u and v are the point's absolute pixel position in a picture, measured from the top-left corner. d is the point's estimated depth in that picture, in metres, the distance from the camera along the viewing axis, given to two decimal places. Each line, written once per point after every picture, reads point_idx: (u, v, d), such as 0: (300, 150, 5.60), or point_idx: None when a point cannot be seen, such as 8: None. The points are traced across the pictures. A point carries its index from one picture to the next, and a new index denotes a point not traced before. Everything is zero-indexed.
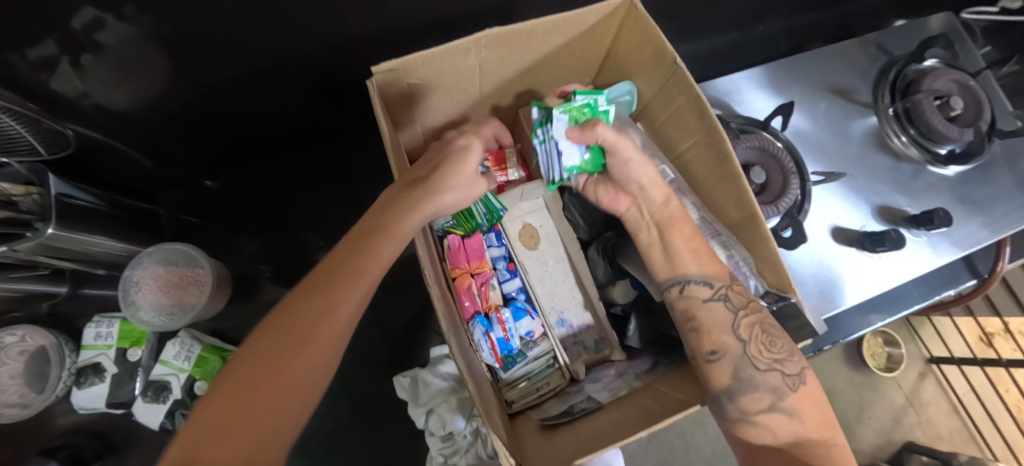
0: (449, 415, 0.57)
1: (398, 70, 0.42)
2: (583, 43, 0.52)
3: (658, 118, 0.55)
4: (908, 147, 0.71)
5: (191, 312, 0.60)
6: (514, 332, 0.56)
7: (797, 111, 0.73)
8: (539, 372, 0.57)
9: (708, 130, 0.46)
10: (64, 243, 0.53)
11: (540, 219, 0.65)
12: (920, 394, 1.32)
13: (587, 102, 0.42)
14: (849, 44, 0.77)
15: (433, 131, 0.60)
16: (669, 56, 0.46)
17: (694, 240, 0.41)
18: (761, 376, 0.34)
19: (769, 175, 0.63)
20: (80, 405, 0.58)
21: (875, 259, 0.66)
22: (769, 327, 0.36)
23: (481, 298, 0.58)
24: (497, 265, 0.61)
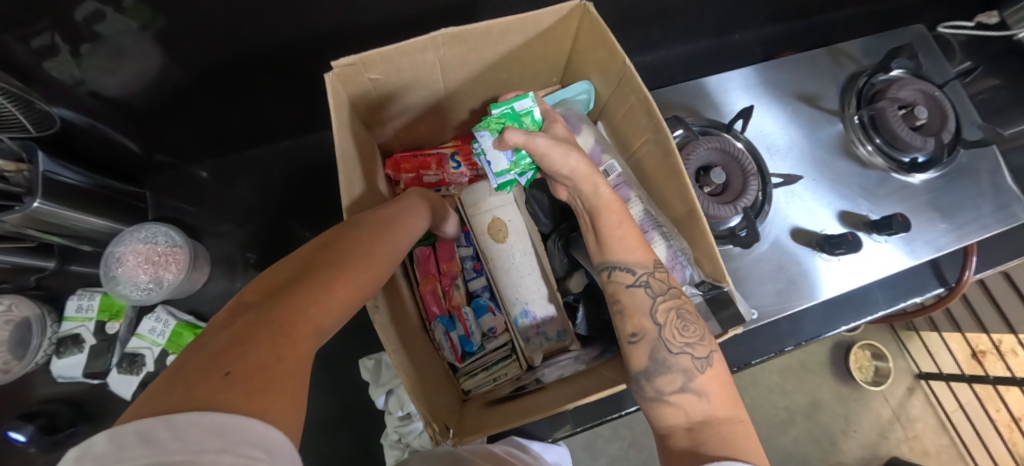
0: (407, 395, 0.59)
1: (357, 64, 0.45)
2: (543, 42, 0.54)
3: (614, 117, 0.57)
4: (873, 155, 0.73)
5: (165, 289, 0.62)
6: (474, 329, 0.59)
7: (766, 116, 0.75)
8: (497, 363, 0.58)
9: (655, 128, 0.48)
10: (47, 218, 0.57)
11: (509, 213, 0.64)
12: (907, 409, 1.31)
13: (503, 113, 0.48)
14: (820, 53, 0.79)
15: (403, 126, 0.63)
16: (619, 57, 0.49)
17: (624, 228, 0.44)
18: (673, 358, 0.38)
19: (729, 176, 0.65)
20: (58, 373, 0.61)
21: (834, 261, 0.67)
22: (684, 313, 0.40)
23: (444, 298, 0.61)
24: (465, 264, 0.64)
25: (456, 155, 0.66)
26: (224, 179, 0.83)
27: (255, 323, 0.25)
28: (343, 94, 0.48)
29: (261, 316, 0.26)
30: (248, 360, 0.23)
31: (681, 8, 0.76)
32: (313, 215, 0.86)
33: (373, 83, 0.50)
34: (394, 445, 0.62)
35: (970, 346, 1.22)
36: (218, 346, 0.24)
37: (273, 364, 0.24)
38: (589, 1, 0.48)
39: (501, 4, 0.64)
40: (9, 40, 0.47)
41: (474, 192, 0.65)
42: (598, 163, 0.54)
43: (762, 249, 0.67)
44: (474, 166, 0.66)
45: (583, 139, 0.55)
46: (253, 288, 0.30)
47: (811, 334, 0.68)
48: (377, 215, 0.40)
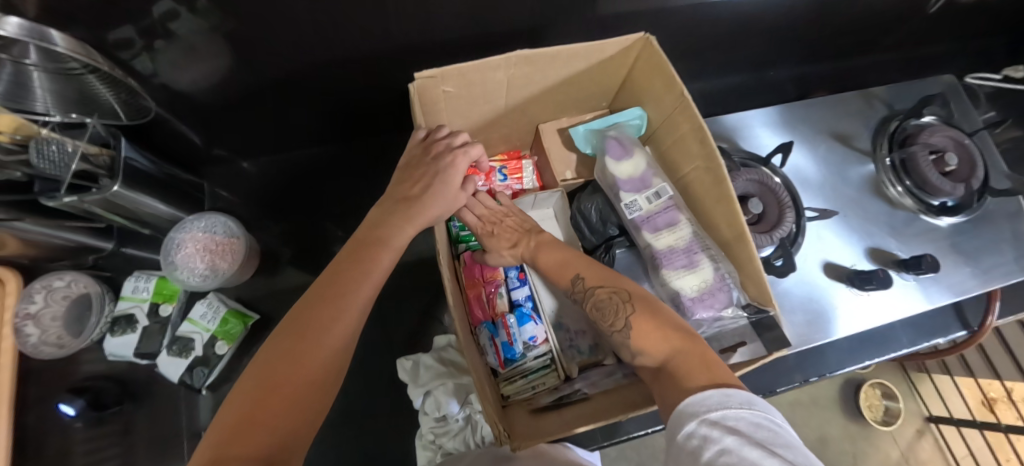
0: (445, 398, 0.60)
1: (437, 77, 0.50)
2: (602, 70, 0.58)
3: (663, 144, 0.60)
4: (903, 196, 0.75)
5: (222, 277, 0.65)
6: (517, 337, 0.59)
7: (800, 151, 0.78)
8: (536, 372, 0.59)
9: (708, 156, 0.51)
10: (121, 201, 0.60)
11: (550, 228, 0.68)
12: (916, 451, 1.30)
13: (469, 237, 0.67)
14: (853, 94, 0.83)
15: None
16: (677, 87, 0.52)
17: (546, 257, 0.54)
18: (617, 338, 0.44)
19: (765, 207, 0.67)
20: (111, 351, 0.63)
21: (864, 296, 0.69)
22: (600, 303, 0.46)
23: (489, 305, 0.63)
24: (509, 272, 0.65)
25: (503, 169, 0.71)
26: (270, 176, 0.87)
27: (275, 367, 0.34)
28: (419, 103, 0.52)
29: (261, 385, 0.33)
30: (248, 446, 0.29)
31: (723, 44, 0.80)
32: (350, 216, 0.88)
33: (445, 95, 0.54)
34: (427, 445, 0.63)
35: (982, 393, 1.23)
36: (225, 427, 0.30)
37: (270, 447, 0.30)
38: (652, 35, 0.52)
39: (559, 29, 0.67)
40: (91, 34, 0.49)
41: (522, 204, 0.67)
42: (648, 186, 0.56)
43: (792, 280, 0.69)
44: (519, 180, 0.72)
45: (635, 162, 0.58)
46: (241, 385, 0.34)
47: (840, 368, 0.69)
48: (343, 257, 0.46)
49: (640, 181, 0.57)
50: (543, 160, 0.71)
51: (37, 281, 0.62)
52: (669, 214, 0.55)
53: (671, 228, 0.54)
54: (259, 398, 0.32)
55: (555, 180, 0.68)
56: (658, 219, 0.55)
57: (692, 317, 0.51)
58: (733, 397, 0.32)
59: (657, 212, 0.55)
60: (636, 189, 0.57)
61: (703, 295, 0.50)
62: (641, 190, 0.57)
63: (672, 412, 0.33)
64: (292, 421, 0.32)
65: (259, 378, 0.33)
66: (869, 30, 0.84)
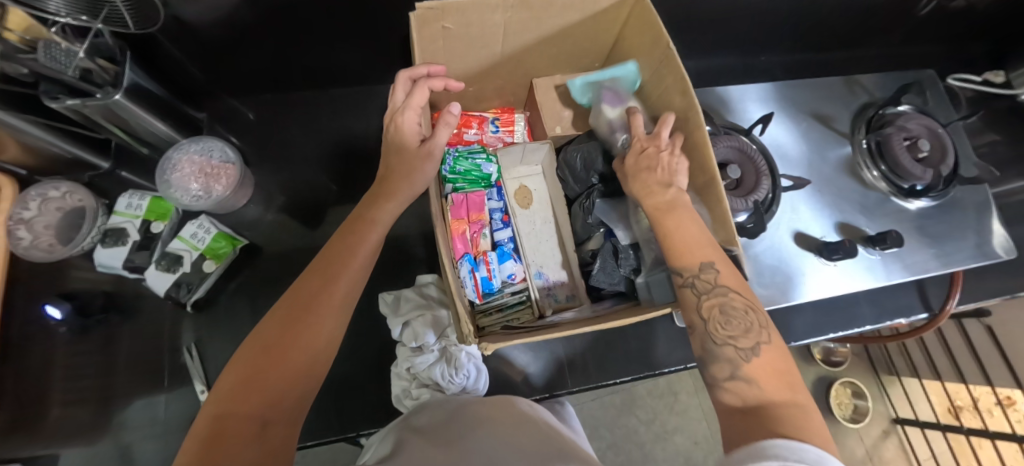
0: (423, 328, 0.63)
1: (438, 10, 0.52)
2: (596, 22, 0.61)
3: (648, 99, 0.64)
4: (878, 180, 0.78)
5: (213, 197, 0.66)
6: (496, 273, 0.63)
7: (783, 129, 0.81)
8: (512, 307, 0.63)
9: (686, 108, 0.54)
10: (121, 111, 0.61)
11: (536, 184, 0.73)
12: (881, 451, 1.39)
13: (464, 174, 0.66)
14: (838, 80, 0.86)
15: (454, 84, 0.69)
16: (663, 41, 0.55)
17: (681, 226, 0.48)
18: (719, 349, 0.41)
19: (743, 173, 0.70)
20: (101, 263, 0.65)
21: (830, 268, 0.72)
22: (727, 309, 0.43)
23: (471, 243, 0.65)
24: (493, 216, 0.68)
25: (496, 120, 0.74)
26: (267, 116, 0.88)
27: (273, 336, 0.39)
28: (417, 34, 0.54)
29: (259, 351, 0.38)
30: (247, 404, 0.35)
31: (719, 23, 0.82)
32: (343, 159, 0.84)
33: (444, 32, 0.57)
34: (402, 375, 0.65)
35: (949, 399, 1.23)
36: (231, 385, 0.36)
37: (266, 405, 0.36)
38: None
39: None
40: None
41: (509, 152, 0.69)
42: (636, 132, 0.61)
43: (763, 246, 0.72)
44: (511, 133, 0.74)
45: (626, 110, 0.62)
46: (248, 344, 0.40)
47: (800, 337, 0.73)
48: (345, 230, 0.50)
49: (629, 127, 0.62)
50: (534, 114, 0.74)
51: (32, 191, 0.64)
52: None
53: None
54: (260, 361, 0.38)
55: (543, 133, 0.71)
56: None
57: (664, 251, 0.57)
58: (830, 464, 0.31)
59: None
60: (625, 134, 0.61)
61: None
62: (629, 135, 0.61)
63: (746, 445, 0.33)
64: (287, 384, 0.38)
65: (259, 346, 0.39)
66: (860, 21, 0.87)
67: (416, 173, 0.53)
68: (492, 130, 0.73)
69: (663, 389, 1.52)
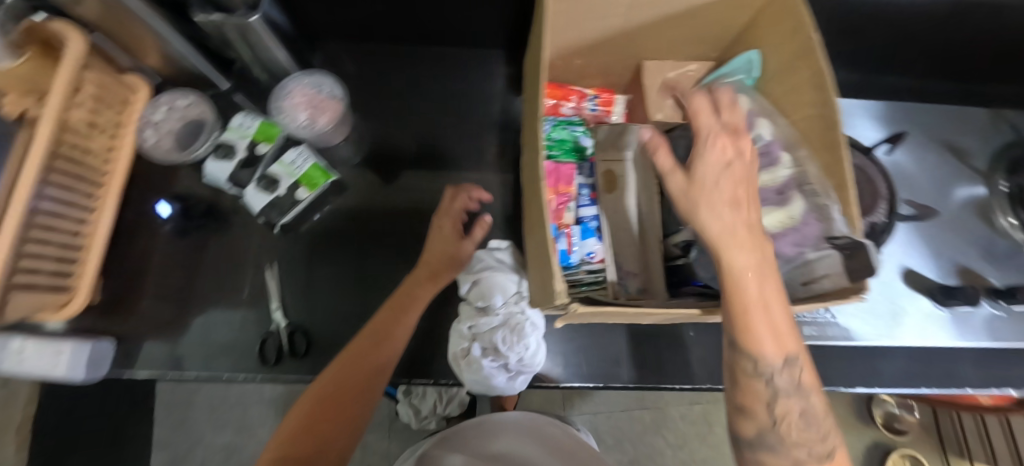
0: (494, 289, 0.64)
1: None
2: (732, 4, 0.57)
3: (773, 92, 0.60)
4: (1015, 229, 0.69)
5: (315, 128, 0.69)
6: (576, 249, 0.62)
7: (907, 154, 0.74)
8: (586, 286, 0.60)
9: (824, 100, 0.49)
10: (252, 33, 0.63)
11: (626, 167, 0.66)
12: None
13: (560, 142, 0.68)
14: (979, 112, 0.77)
15: (563, 54, 0.68)
16: (806, 29, 0.51)
17: (766, 286, 0.36)
18: (784, 449, 0.37)
19: (859, 192, 0.65)
20: (208, 173, 0.69)
21: (942, 315, 0.65)
22: (809, 414, 0.37)
23: (555, 214, 0.64)
24: (580, 192, 0.66)
25: (596, 98, 0.74)
26: None
27: (326, 391, 0.54)
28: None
29: (313, 413, 0.53)
30: (304, 446, 0.51)
31: None
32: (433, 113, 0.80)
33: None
34: (463, 335, 0.64)
35: None
36: (298, 430, 0.52)
37: (314, 450, 0.51)
38: None
39: None
40: None
41: (606, 133, 0.67)
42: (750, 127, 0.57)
43: None
44: (609, 112, 0.75)
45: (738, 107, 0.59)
46: (308, 394, 0.55)
47: (894, 385, 0.62)
48: (398, 295, 0.63)
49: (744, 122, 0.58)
50: (637, 97, 0.71)
51: (162, 98, 0.71)
52: (771, 153, 0.55)
53: (770, 169, 0.54)
54: (314, 424, 0.53)
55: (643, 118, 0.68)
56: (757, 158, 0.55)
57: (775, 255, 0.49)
58: None
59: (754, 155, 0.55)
60: None
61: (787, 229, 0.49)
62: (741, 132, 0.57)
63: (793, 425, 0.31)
64: (337, 443, 0.53)
65: (310, 412, 0.53)
66: None
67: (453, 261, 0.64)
68: (589, 107, 0.73)
69: (699, 415, 1.44)
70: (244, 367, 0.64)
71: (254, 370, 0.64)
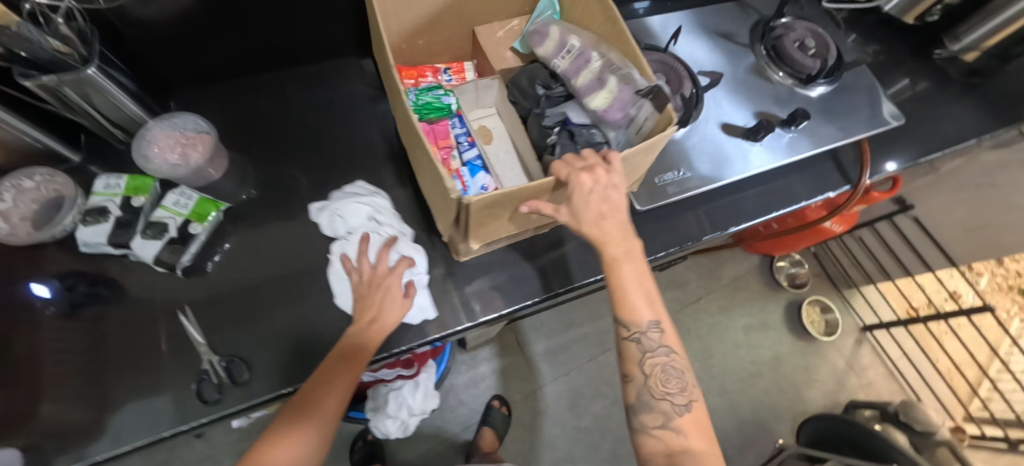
0: (378, 241, 0.71)
1: None
2: None
3: (575, 15, 0.75)
4: (784, 78, 0.92)
5: (189, 164, 0.71)
6: (470, 184, 0.70)
7: (695, 46, 0.94)
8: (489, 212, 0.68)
9: (604, 7, 0.66)
10: (89, 85, 0.62)
11: (493, 123, 0.81)
12: (858, 358, 1.69)
13: (438, 104, 0.75)
14: (731, 5, 1.01)
15: (404, 36, 0.78)
16: None
17: (651, 301, 0.60)
18: (658, 402, 0.58)
19: (668, 79, 0.85)
20: (83, 242, 0.66)
21: (759, 148, 0.84)
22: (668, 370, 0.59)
23: (443, 163, 0.70)
24: (459, 140, 0.74)
25: (448, 71, 0.83)
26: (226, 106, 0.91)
27: (277, 434, 0.58)
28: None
29: (266, 441, 0.58)
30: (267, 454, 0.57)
31: None
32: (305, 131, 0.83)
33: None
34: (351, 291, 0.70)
35: (906, 301, 1.67)
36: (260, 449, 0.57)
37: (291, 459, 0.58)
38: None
39: None
40: None
41: (465, 92, 0.78)
42: (563, 46, 0.71)
43: (696, 138, 0.83)
44: (462, 79, 0.84)
45: (551, 35, 0.73)
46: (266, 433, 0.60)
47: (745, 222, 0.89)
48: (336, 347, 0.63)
49: (558, 45, 0.72)
50: (482, 60, 0.82)
51: (4, 181, 0.65)
52: (584, 58, 0.70)
53: (587, 67, 0.69)
54: (271, 437, 0.58)
55: (492, 72, 0.79)
56: (577, 64, 0.70)
57: (613, 122, 0.67)
58: (677, 400, 0.58)
59: (575, 62, 0.70)
60: (556, 52, 0.72)
61: (613, 101, 0.65)
62: (559, 54, 0.72)
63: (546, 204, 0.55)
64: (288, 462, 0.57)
65: (264, 440, 0.58)
66: None
67: (392, 313, 0.64)
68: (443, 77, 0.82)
69: None
70: (183, 415, 0.62)
71: (195, 414, 0.62)
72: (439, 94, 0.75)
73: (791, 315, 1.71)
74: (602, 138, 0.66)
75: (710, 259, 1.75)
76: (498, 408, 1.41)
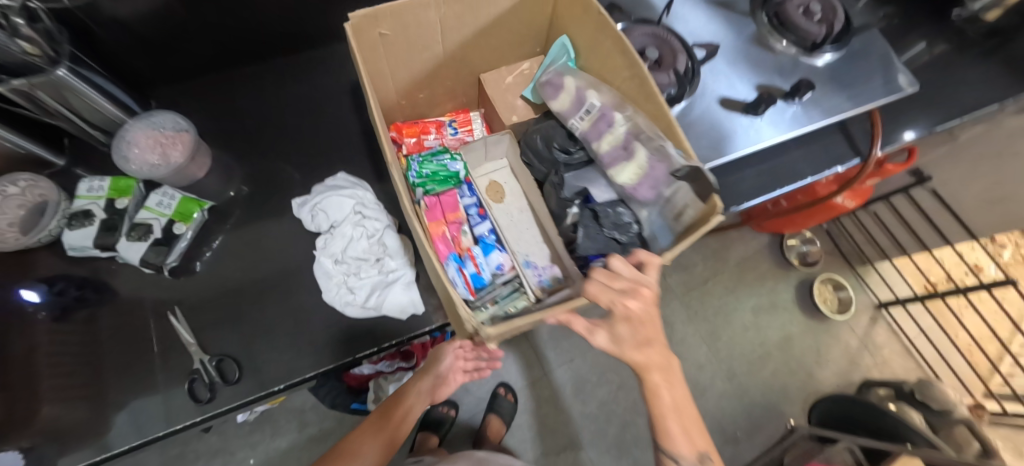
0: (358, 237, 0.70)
1: (371, 16, 0.59)
2: (525, 8, 0.72)
3: (597, 66, 0.74)
4: (789, 48, 0.86)
5: (169, 163, 0.68)
6: (484, 265, 0.75)
7: (690, 18, 0.89)
8: (507, 293, 0.73)
9: (627, 64, 0.64)
10: (64, 87, 0.62)
11: (504, 178, 0.87)
12: (872, 337, 1.65)
13: (444, 172, 0.79)
14: None
15: (404, 93, 0.82)
16: (593, 7, 0.64)
17: (688, 435, 0.56)
18: None
19: (661, 53, 0.83)
20: (71, 247, 0.66)
21: (760, 123, 0.79)
22: None
23: (454, 242, 0.75)
24: (470, 211, 0.80)
25: (453, 123, 0.88)
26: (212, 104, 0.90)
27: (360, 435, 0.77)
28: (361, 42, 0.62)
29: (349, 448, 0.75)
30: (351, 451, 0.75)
31: None
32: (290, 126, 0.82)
33: (381, 37, 0.65)
34: (341, 287, 0.68)
35: (924, 276, 1.59)
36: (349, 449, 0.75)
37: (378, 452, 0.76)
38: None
39: None
40: None
41: (474, 150, 0.82)
42: (583, 106, 0.73)
43: (691, 114, 0.80)
44: (469, 131, 0.89)
45: (568, 92, 0.75)
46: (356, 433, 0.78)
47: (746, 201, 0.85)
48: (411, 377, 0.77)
49: (578, 102, 0.74)
50: (488, 108, 0.87)
51: None
52: (606, 119, 0.72)
53: (611, 130, 0.71)
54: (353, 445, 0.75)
55: (504, 124, 0.82)
56: (601, 125, 0.72)
57: (644, 198, 0.68)
58: None
59: (595, 124, 0.73)
60: (576, 110, 0.74)
61: (641, 179, 0.67)
62: (578, 112, 0.74)
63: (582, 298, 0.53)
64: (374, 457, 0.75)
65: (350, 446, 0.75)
66: None
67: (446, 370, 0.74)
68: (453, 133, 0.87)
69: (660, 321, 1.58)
70: (177, 416, 0.62)
71: (189, 414, 0.62)
72: (443, 156, 0.79)
73: (801, 294, 1.67)
74: (630, 217, 0.70)
75: (717, 240, 1.71)
76: (504, 396, 1.42)
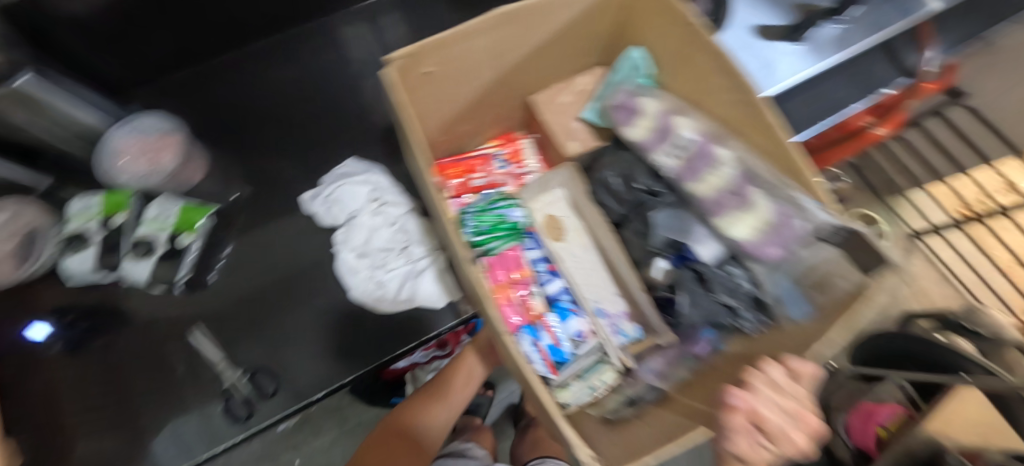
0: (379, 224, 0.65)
1: (413, 55, 0.43)
2: (595, 14, 0.58)
3: (682, 86, 0.59)
4: None
5: (162, 171, 0.63)
6: (562, 335, 0.59)
7: None
8: (590, 369, 0.57)
9: (734, 88, 0.48)
10: (31, 100, 0.54)
11: (563, 209, 0.67)
12: None
13: (503, 222, 0.64)
14: None
15: (446, 128, 0.66)
16: (688, 18, 0.48)
17: None
18: None
19: None
20: (72, 273, 0.61)
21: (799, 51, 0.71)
22: None
23: (524, 308, 0.60)
24: (537, 267, 0.63)
25: (502, 155, 0.74)
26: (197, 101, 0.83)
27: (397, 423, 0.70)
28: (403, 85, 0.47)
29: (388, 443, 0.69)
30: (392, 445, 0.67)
31: None
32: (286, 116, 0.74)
33: (426, 75, 0.50)
34: (365, 280, 0.63)
35: None
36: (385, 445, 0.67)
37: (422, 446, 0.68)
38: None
39: None
40: None
41: (531, 193, 0.66)
42: (670, 137, 0.57)
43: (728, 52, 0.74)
44: (520, 163, 0.74)
45: (648, 116, 0.59)
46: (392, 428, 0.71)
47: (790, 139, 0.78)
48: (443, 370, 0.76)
49: (662, 130, 0.58)
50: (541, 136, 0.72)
51: None
52: (705, 156, 0.54)
53: (711, 168, 0.54)
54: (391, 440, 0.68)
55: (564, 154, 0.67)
56: (696, 165, 0.54)
57: (763, 255, 0.51)
58: None
59: (690, 162, 0.55)
60: (661, 140, 0.58)
61: (766, 235, 0.49)
62: (665, 143, 0.57)
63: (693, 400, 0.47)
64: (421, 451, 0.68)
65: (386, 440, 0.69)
66: None
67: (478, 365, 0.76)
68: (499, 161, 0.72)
69: None
70: (217, 437, 0.59)
71: (229, 434, 0.58)
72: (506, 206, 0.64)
73: None
74: (744, 277, 0.54)
75: None
76: None
